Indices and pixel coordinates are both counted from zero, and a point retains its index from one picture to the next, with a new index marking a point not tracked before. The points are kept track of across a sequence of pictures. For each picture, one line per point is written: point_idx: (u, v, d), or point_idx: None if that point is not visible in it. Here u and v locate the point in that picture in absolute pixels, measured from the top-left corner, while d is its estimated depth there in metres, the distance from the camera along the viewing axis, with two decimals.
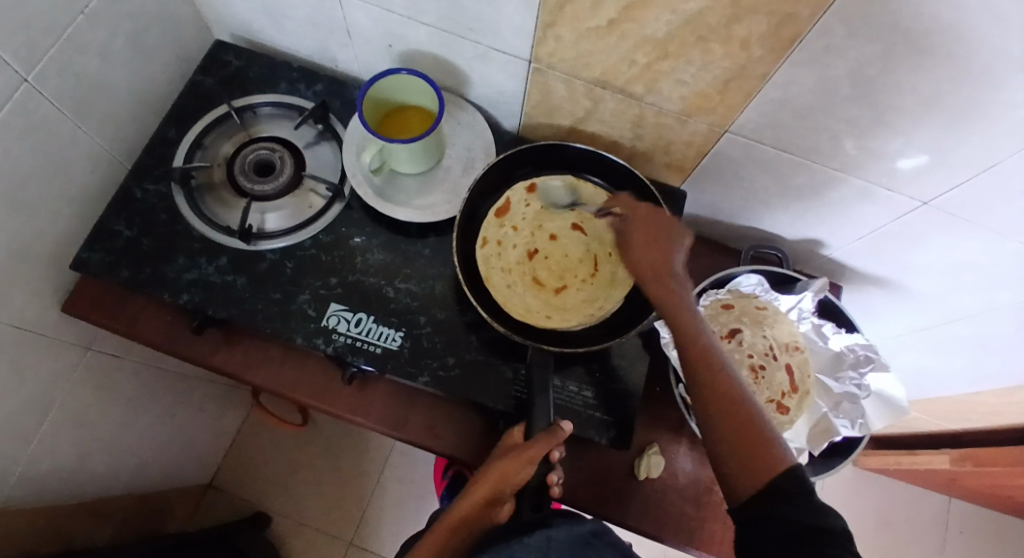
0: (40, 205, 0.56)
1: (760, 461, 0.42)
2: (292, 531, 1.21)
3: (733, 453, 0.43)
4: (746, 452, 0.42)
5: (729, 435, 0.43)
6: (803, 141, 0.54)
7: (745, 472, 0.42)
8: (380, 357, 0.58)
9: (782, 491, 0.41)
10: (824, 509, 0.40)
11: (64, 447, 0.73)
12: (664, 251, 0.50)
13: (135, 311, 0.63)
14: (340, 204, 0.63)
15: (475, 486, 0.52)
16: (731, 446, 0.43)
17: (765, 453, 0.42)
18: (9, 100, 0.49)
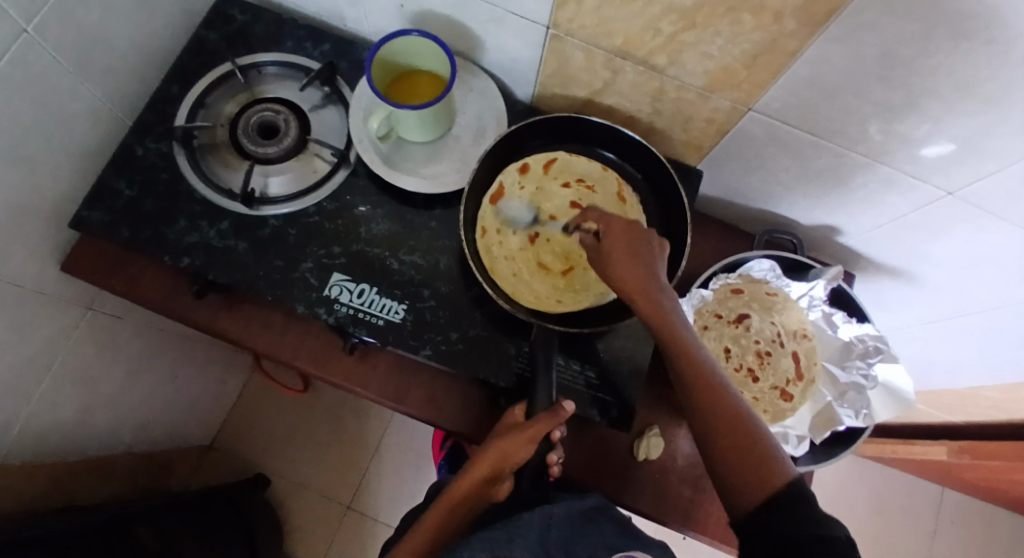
0: (39, 161, 0.54)
1: (763, 476, 0.40)
2: (291, 493, 1.23)
3: (734, 468, 0.41)
4: (748, 468, 0.41)
5: (731, 452, 0.41)
6: (830, 123, 0.52)
7: (747, 487, 0.40)
8: (382, 329, 0.58)
9: (785, 503, 0.39)
10: (824, 518, 0.38)
11: (65, 405, 0.74)
12: (645, 264, 0.46)
13: (135, 272, 0.62)
14: (345, 170, 0.61)
15: (474, 465, 0.51)
16: (732, 462, 0.41)
17: (766, 468, 0.40)
18: (6, 51, 0.47)
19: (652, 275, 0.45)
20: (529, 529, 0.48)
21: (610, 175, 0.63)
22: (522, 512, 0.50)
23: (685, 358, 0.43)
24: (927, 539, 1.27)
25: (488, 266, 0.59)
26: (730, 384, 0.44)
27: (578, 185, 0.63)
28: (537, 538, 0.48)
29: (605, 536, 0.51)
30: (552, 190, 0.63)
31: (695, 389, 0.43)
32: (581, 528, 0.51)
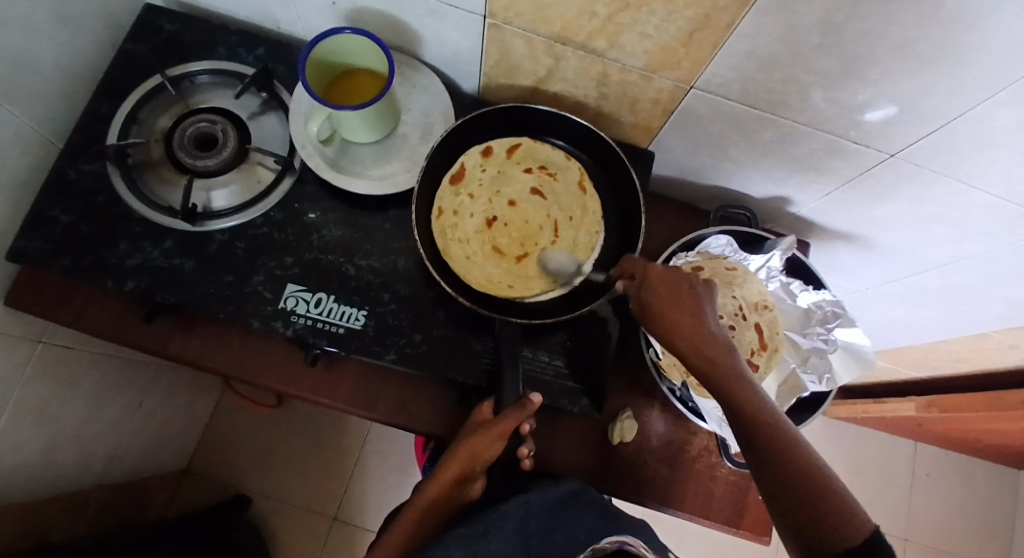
0: None
1: (842, 526, 0.39)
2: (275, 511, 1.21)
3: (815, 521, 0.40)
4: (827, 520, 0.40)
5: (810, 512, 0.40)
6: (772, 95, 0.52)
7: (826, 538, 0.39)
8: (343, 337, 0.56)
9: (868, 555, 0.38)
10: None
11: (25, 445, 0.70)
12: (701, 317, 0.45)
13: (80, 301, 0.59)
14: (291, 178, 0.60)
15: (445, 465, 0.51)
16: (813, 517, 0.40)
17: (843, 520, 0.39)
18: None
19: (711, 332, 0.45)
20: (504, 521, 0.48)
21: (573, 164, 0.62)
22: (500, 502, 0.50)
23: (752, 412, 0.42)
24: (906, 492, 1.32)
25: (440, 246, 0.59)
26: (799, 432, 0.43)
27: (540, 171, 0.62)
28: (513, 527, 0.48)
29: (585, 521, 0.50)
30: (514, 174, 0.62)
31: (766, 441, 0.42)
32: (560, 515, 0.50)
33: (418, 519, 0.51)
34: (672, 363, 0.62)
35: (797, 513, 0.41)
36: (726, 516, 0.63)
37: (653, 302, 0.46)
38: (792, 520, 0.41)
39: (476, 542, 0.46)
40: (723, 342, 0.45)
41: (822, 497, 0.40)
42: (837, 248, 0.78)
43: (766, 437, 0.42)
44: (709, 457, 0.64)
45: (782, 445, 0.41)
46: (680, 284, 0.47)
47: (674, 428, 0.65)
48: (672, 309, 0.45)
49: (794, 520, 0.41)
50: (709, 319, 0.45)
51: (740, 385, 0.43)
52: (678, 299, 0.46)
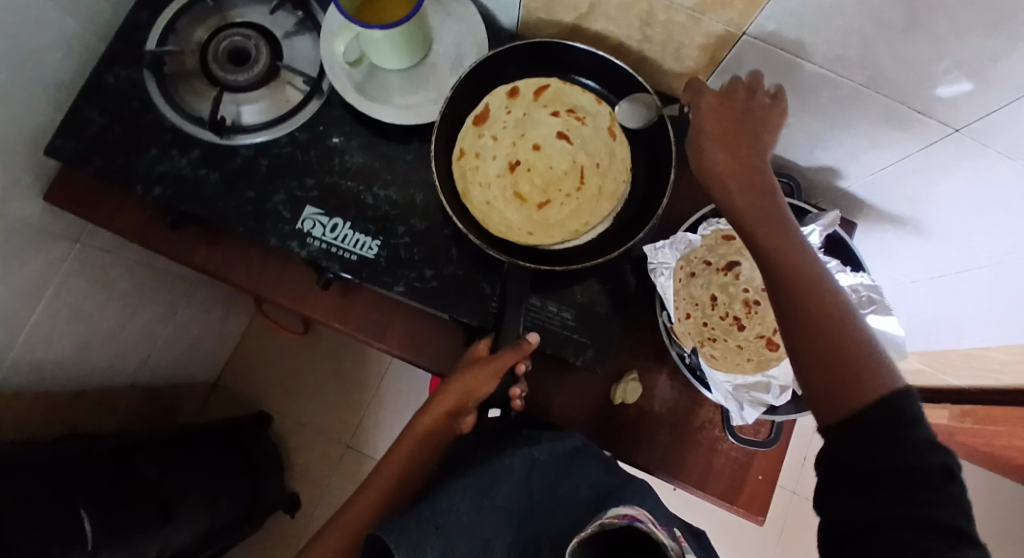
0: None
1: (849, 373, 0.37)
2: (292, 431, 1.27)
3: (818, 362, 0.38)
4: (828, 364, 0.37)
5: (822, 355, 0.38)
6: (828, 46, 0.48)
7: (825, 383, 0.37)
8: (355, 264, 0.57)
9: (879, 418, 0.35)
10: (923, 440, 0.33)
11: (60, 339, 0.77)
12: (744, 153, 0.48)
13: (114, 204, 0.62)
14: (318, 100, 0.59)
15: (438, 399, 0.52)
16: (814, 356, 0.38)
17: (862, 371, 0.36)
18: None
19: (752, 174, 0.47)
20: (511, 474, 0.47)
21: (603, 109, 0.60)
22: (504, 453, 0.49)
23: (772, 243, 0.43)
24: None
25: (460, 189, 0.58)
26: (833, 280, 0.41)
27: (568, 115, 0.59)
28: (521, 483, 0.47)
29: (590, 474, 0.50)
30: (540, 118, 0.59)
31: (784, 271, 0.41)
32: (566, 467, 0.50)
33: (415, 447, 0.53)
34: (686, 331, 0.60)
35: (809, 352, 0.38)
36: (722, 489, 0.62)
37: (703, 139, 0.49)
38: (805, 361, 0.39)
39: (484, 495, 0.45)
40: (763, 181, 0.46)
41: (840, 344, 0.38)
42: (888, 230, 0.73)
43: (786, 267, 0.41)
44: (712, 430, 0.62)
45: (811, 286, 0.40)
46: (742, 121, 0.49)
47: (681, 396, 0.63)
48: (718, 148, 0.48)
49: (809, 367, 0.39)
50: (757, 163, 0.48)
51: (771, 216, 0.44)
52: (723, 132, 0.49)
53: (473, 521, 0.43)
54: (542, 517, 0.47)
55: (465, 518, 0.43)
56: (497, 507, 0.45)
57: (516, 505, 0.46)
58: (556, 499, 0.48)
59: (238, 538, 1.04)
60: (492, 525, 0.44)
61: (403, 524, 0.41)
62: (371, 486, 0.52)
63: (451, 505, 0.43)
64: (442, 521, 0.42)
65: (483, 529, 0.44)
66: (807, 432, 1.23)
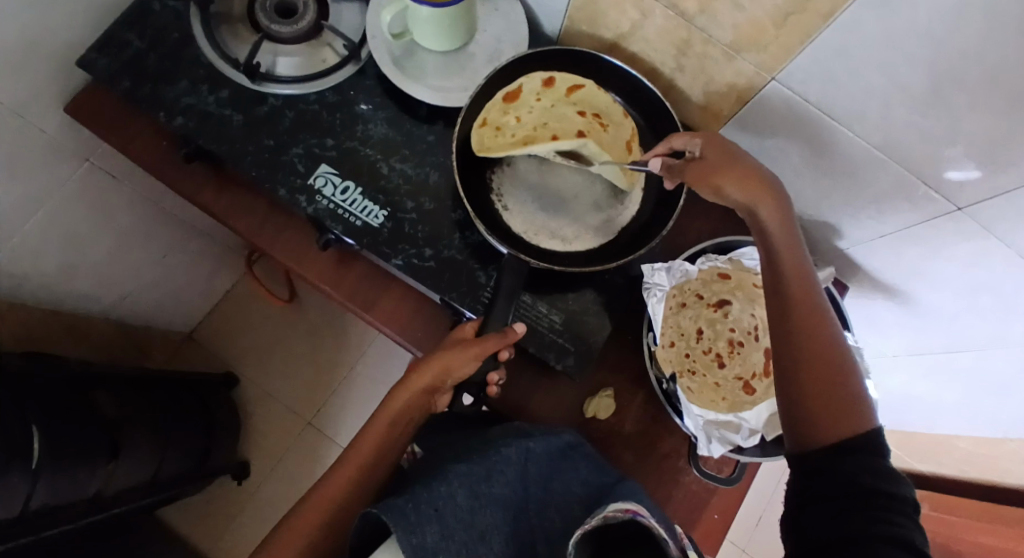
0: None
1: (842, 411, 0.40)
2: (256, 398, 1.25)
3: (814, 398, 0.41)
4: (827, 401, 0.40)
5: (817, 387, 0.41)
6: (850, 104, 0.50)
7: (824, 419, 0.40)
8: (358, 230, 0.57)
9: (859, 448, 0.38)
10: (894, 476, 0.37)
11: (47, 253, 0.77)
12: (761, 175, 0.47)
13: (132, 129, 0.62)
14: (353, 66, 0.60)
15: (416, 375, 0.50)
16: (813, 393, 0.41)
17: (853, 410, 0.40)
18: None
19: (772, 191, 0.46)
20: (507, 466, 0.49)
21: (628, 124, 0.59)
22: (499, 447, 0.51)
23: (790, 272, 0.44)
24: None
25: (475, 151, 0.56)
26: (830, 315, 0.43)
27: (593, 118, 0.59)
28: (515, 476, 0.49)
29: (582, 473, 0.52)
30: (565, 113, 0.59)
31: (793, 304, 0.43)
32: (559, 465, 0.52)
33: (392, 421, 0.53)
34: (667, 358, 0.60)
35: (807, 384, 0.41)
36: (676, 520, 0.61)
37: (708, 161, 0.48)
38: (801, 394, 0.41)
39: (480, 483, 0.46)
40: (779, 202, 0.46)
41: (830, 382, 0.41)
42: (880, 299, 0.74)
43: (796, 299, 0.43)
44: (677, 461, 0.62)
45: (818, 324, 0.42)
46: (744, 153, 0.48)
47: (652, 423, 0.63)
48: (730, 167, 0.47)
49: (804, 402, 0.41)
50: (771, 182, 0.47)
51: (786, 247, 0.45)
52: (733, 159, 0.47)
53: (472, 510, 0.44)
54: (536, 515, 0.48)
55: (463, 507, 0.43)
56: (493, 498, 0.46)
57: (510, 496, 0.47)
58: (547, 499, 0.49)
59: (181, 494, 1.02)
60: (488, 514, 0.44)
61: (398, 505, 0.40)
62: (348, 459, 0.51)
63: (448, 492, 0.44)
64: (440, 506, 0.42)
65: (480, 519, 0.44)
66: (767, 492, 1.23)
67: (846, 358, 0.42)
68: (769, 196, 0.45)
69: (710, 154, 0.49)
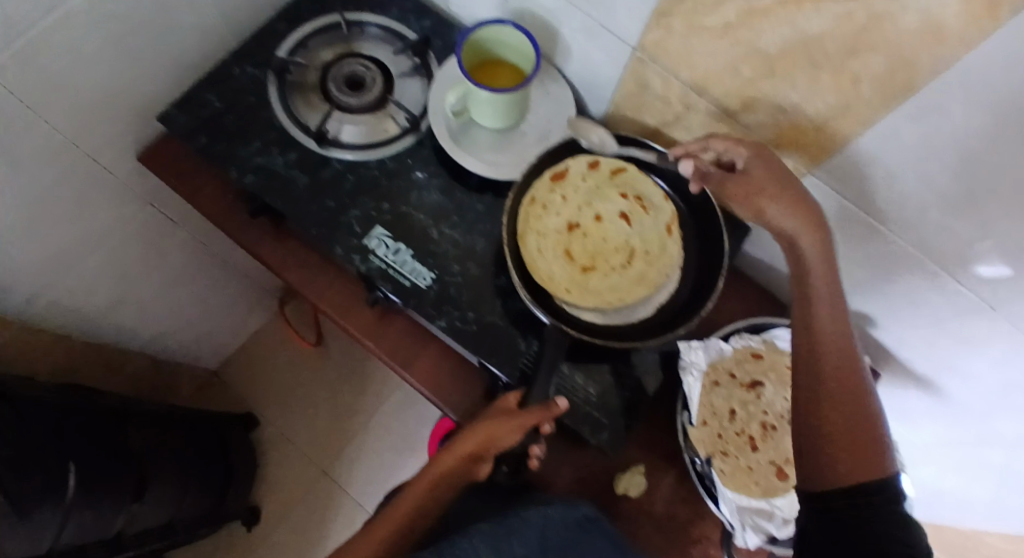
0: (143, 50, 0.60)
1: (865, 457, 0.42)
2: (274, 440, 1.26)
3: (838, 438, 0.43)
4: (851, 446, 0.42)
5: (841, 429, 0.43)
6: (887, 204, 0.52)
7: (847, 463, 0.42)
8: (406, 290, 0.60)
9: (879, 494, 0.40)
10: (907, 522, 0.39)
11: (100, 289, 0.81)
12: (805, 200, 0.47)
13: (202, 181, 0.66)
14: (412, 137, 0.64)
15: (461, 442, 0.51)
16: (840, 433, 0.43)
17: (876, 457, 0.42)
18: None
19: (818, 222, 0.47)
20: (522, 530, 0.50)
21: (668, 207, 0.61)
22: (522, 510, 0.51)
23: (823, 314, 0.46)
24: None
25: (518, 230, 0.59)
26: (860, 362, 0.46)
27: (634, 201, 0.61)
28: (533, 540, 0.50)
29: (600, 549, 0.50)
30: (609, 195, 0.61)
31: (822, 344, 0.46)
32: (576, 538, 0.50)
33: (432, 487, 0.52)
34: (702, 438, 0.59)
35: (831, 421, 0.43)
36: None
37: (755, 180, 0.49)
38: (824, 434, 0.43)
39: (499, 540, 0.50)
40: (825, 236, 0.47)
41: (857, 426, 0.43)
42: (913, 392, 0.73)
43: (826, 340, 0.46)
44: (708, 547, 0.60)
45: (844, 371, 0.45)
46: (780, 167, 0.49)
47: (683, 504, 0.61)
48: (762, 185, 0.49)
49: (827, 441, 0.43)
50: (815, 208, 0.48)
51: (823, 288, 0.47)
52: (776, 180, 0.48)
53: None
54: None
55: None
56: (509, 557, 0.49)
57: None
58: None
59: (195, 536, 1.01)
60: None
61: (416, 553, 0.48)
62: (387, 518, 0.51)
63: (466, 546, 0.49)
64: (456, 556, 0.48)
65: None
66: None
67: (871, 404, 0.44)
68: (816, 230, 0.47)
69: (756, 171, 0.49)
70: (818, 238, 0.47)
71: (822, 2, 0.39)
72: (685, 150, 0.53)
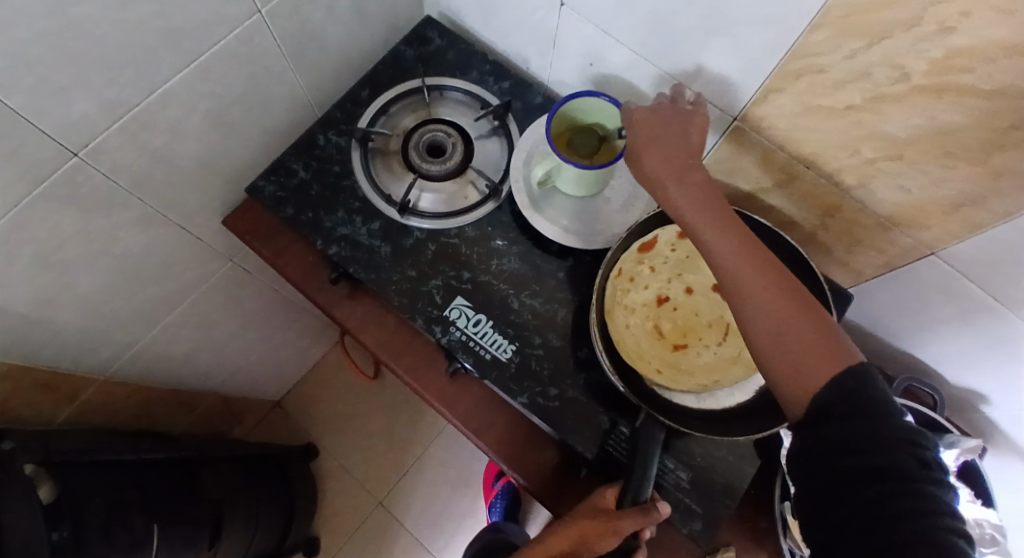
0: (238, 124, 0.62)
1: (816, 361, 0.37)
2: (332, 472, 1.27)
3: (781, 353, 0.38)
4: (797, 356, 0.38)
5: (786, 339, 0.38)
6: (1019, 293, 0.47)
7: (801, 378, 0.38)
8: (486, 363, 0.59)
9: (838, 400, 0.36)
10: (889, 436, 0.34)
11: (181, 338, 0.83)
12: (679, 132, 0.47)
13: (283, 244, 0.66)
14: (492, 204, 0.64)
15: (558, 536, 0.50)
16: (776, 346, 0.38)
17: (823, 353, 0.37)
18: (239, 27, 0.52)
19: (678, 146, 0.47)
20: None
21: None
22: None
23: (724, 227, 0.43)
24: None
25: (605, 307, 0.57)
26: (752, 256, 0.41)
27: None
28: None
29: None
30: (701, 266, 0.58)
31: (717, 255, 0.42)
32: None
33: None
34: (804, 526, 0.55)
35: (769, 335, 0.39)
36: None
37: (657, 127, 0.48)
38: (768, 344, 0.39)
39: None
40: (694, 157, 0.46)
41: (786, 332, 0.38)
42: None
43: (715, 248, 0.42)
44: None
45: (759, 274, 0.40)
46: (698, 119, 0.49)
47: None
48: (661, 137, 0.48)
49: (773, 361, 0.39)
50: (677, 137, 0.47)
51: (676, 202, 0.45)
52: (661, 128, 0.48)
53: None
54: None
55: None
56: None
57: None
58: None
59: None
60: None
61: None
62: None
63: None
64: None
65: None
66: None
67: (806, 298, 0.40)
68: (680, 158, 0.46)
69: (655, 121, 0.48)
70: (693, 165, 0.46)
71: (966, 95, 0.37)
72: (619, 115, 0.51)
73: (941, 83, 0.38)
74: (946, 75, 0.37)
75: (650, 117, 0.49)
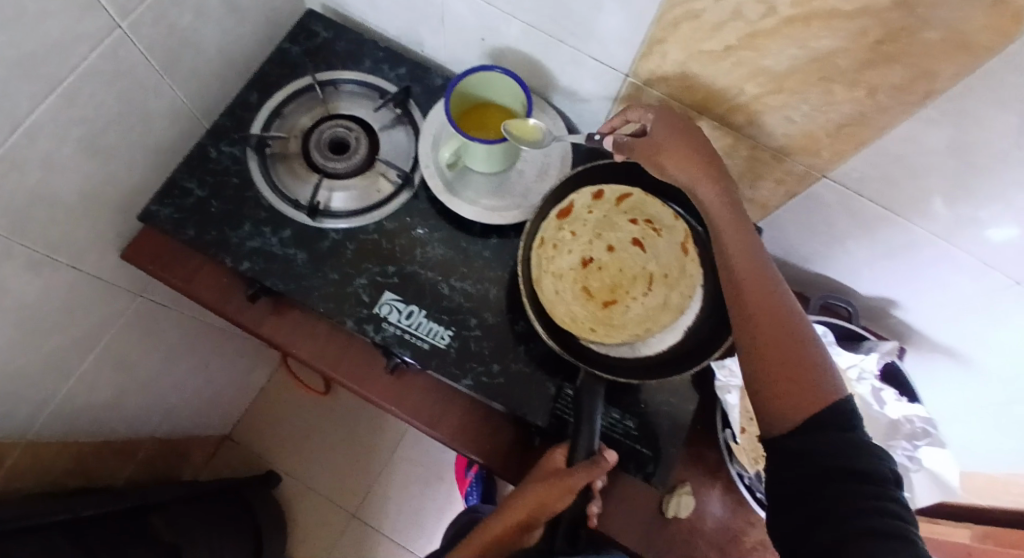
0: (116, 149, 0.57)
1: (801, 386, 0.40)
2: (298, 493, 1.24)
3: (772, 370, 0.41)
4: (785, 376, 0.40)
5: (783, 359, 0.41)
6: (905, 200, 0.51)
7: (784, 397, 0.40)
8: (426, 353, 0.58)
9: (822, 422, 0.38)
10: (867, 451, 0.36)
11: (102, 384, 0.77)
12: (694, 149, 0.49)
13: (191, 268, 0.62)
14: (407, 193, 0.62)
15: (513, 506, 0.50)
16: (771, 362, 0.41)
17: (809, 380, 0.40)
18: (101, 43, 0.48)
19: (693, 161, 0.49)
20: None
21: (680, 226, 0.59)
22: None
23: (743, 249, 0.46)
24: None
25: (532, 277, 0.57)
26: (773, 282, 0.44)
27: (646, 225, 0.59)
28: None
29: None
30: (618, 223, 0.59)
31: (738, 275, 0.45)
32: None
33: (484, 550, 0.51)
34: (744, 447, 0.58)
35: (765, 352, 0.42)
36: None
37: (663, 139, 0.50)
38: (762, 364, 0.42)
39: None
40: (712, 178, 0.48)
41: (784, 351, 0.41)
42: (944, 368, 0.72)
43: (735, 270, 0.46)
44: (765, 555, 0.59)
45: (768, 298, 0.43)
46: (695, 133, 0.50)
47: (735, 516, 0.59)
48: (675, 148, 0.50)
49: (764, 376, 0.41)
50: (695, 154, 0.49)
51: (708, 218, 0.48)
52: (676, 142, 0.50)
53: None
54: None
55: None
56: None
57: None
58: None
59: None
60: None
61: None
62: None
63: None
64: None
65: None
66: None
67: (809, 333, 0.42)
68: (705, 175, 0.48)
69: (660, 132, 0.50)
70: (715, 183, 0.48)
71: (833, 19, 0.39)
72: (609, 128, 0.54)
73: (808, 11, 0.39)
74: (809, 3, 0.39)
75: (661, 125, 0.50)
